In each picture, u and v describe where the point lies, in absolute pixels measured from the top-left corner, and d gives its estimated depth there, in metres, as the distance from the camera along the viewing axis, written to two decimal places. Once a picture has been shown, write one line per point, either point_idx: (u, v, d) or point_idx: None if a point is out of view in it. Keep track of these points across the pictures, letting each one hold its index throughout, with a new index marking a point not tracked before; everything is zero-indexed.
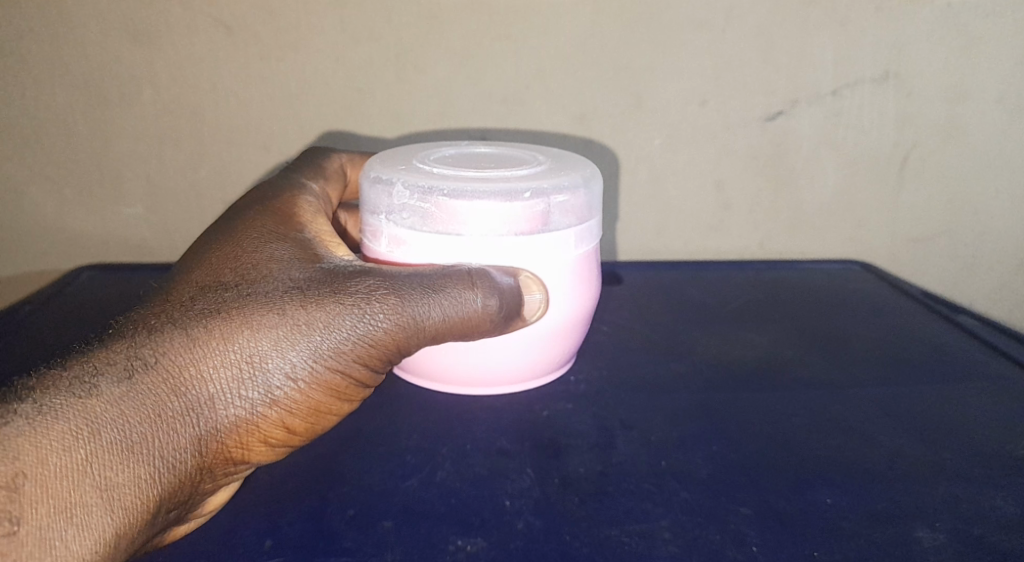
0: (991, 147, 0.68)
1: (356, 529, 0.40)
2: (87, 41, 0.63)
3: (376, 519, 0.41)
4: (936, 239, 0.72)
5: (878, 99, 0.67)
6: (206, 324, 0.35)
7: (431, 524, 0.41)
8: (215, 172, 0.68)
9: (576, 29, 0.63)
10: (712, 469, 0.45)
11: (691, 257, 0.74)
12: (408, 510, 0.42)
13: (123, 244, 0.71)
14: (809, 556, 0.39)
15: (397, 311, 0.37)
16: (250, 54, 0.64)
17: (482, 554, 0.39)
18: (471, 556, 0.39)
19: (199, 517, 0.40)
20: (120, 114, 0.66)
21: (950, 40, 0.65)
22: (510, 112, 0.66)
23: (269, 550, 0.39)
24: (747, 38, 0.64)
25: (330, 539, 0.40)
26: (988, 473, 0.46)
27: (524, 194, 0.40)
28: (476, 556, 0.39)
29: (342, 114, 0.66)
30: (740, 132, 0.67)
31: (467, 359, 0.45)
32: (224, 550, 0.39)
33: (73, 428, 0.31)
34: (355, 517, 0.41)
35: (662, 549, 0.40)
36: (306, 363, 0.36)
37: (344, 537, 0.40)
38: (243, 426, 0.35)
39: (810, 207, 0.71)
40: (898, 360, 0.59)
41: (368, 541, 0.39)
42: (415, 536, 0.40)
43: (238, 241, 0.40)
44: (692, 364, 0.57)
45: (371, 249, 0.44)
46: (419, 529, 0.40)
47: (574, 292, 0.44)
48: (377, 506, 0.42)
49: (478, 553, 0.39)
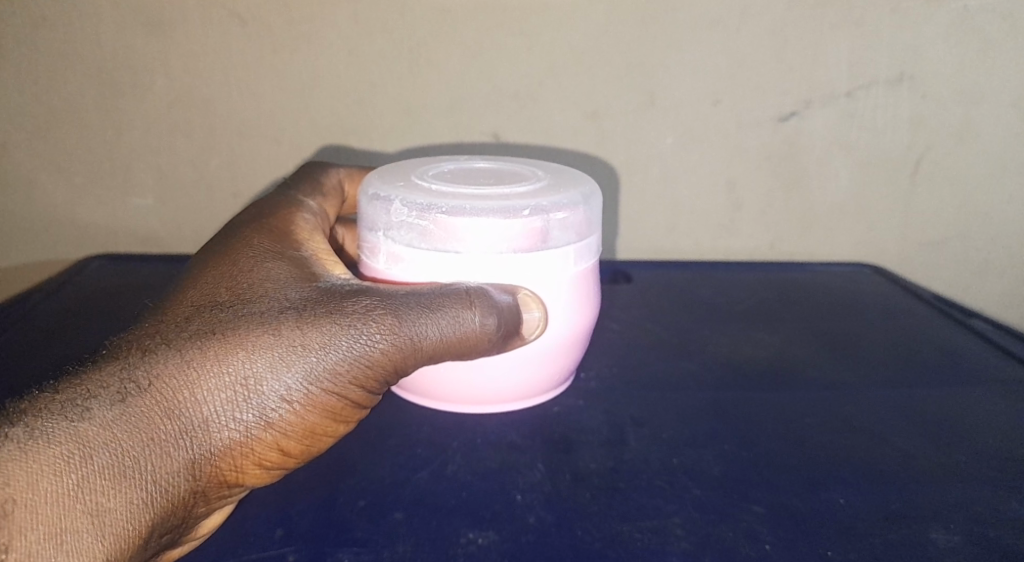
0: (1006, 149, 0.67)
1: (367, 521, 0.40)
2: (100, 30, 0.63)
3: (387, 511, 0.41)
4: (949, 240, 0.71)
5: (893, 100, 0.65)
6: (200, 345, 0.35)
7: (442, 517, 0.41)
8: (225, 164, 0.68)
9: (589, 26, 0.62)
10: (724, 468, 0.45)
11: (701, 257, 0.73)
12: (419, 502, 0.42)
13: (134, 234, 0.71)
14: (823, 555, 0.39)
15: (394, 331, 0.37)
16: (263, 45, 0.63)
17: (493, 547, 0.39)
18: (482, 548, 0.39)
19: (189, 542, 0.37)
20: (132, 105, 0.66)
21: (968, 41, 0.63)
22: (522, 109, 0.65)
23: (279, 539, 0.39)
24: (761, 38, 0.63)
25: (341, 529, 0.40)
26: (1002, 476, 0.45)
27: (522, 212, 0.40)
28: (488, 549, 0.39)
29: (351, 107, 0.65)
30: (753, 131, 0.66)
31: (460, 377, 0.45)
32: (234, 540, 0.39)
33: (64, 453, 0.31)
34: (366, 508, 0.41)
35: (674, 544, 0.39)
36: (301, 385, 0.36)
37: (355, 528, 0.40)
38: (237, 449, 0.36)
39: (822, 208, 0.70)
40: (907, 363, 0.58)
41: (379, 532, 0.40)
42: (427, 527, 0.40)
43: (234, 259, 0.40)
44: (702, 363, 0.57)
45: (368, 266, 0.44)
46: (430, 521, 0.40)
47: (572, 309, 0.43)
48: (388, 498, 0.42)
49: (490, 546, 0.39)
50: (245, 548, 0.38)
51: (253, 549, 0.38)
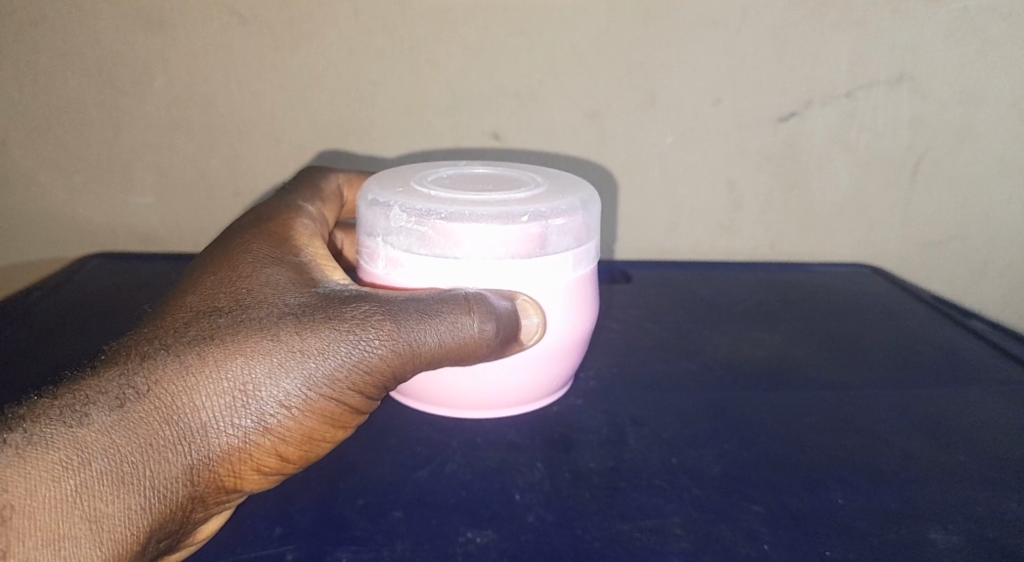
0: (1006, 149, 0.67)
1: (367, 519, 0.40)
2: (100, 29, 0.63)
3: (387, 509, 0.41)
4: (949, 241, 0.71)
5: (893, 101, 0.65)
6: (199, 351, 0.35)
7: (442, 515, 0.41)
8: (225, 162, 0.68)
9: (589, 26, 0.62)
10: (723, 468, 0.45)
11: (701, 257, 0.73)
12: (419, 501, 0.42)
13: (134, 232, 0.71)
14: (822, 555, 0.39)
15: (393, 337, 0.37)
16: (263, 44, 0.63)
17: (492, 546, 0.39)
18: (481, 547, 0.39)
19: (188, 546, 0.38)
20: (132, 103, 0.66)
21: (969, 42, 0.63)
22: (522, 108, 0.65)
23: (279, 538, 0.39)
24: (761, 38, 0.62)
25: (340, 527, 0.40)
26: (1001, 476, 0.45)
27: (521, 218, 0.40)
28: (487, 548, 0.39)
29: (351, 106, 0.65)
30: (753, 131, 0.66)
31: (460, 382, 0.45)
32: (234, 539, 0.39)
33: (62, 459, 0.31)
34: (366, 507, 0.41)
35: (674, 544, 0.39)
36: (300, 391, 0.36)
37: (355, 526, 0.40)
38: (235, 454, 0.36)
39: (822, 208, 0.70)
40: (907, 363, 0.58)
41: (379, 530, 0.40)
42: (426, 526, 0.40)
43: (233, 264, 0.40)
44: (702, 363, 0.57)
45: (367, 272, 0.44)
46: (430, 520, 0.41)
47: (571, 314, 0.43)
48: (388, 497, 0.42)
49: (489, 545, 0.39)
50: (244, 546, 0.39)
51: (253, 547, 0.39)
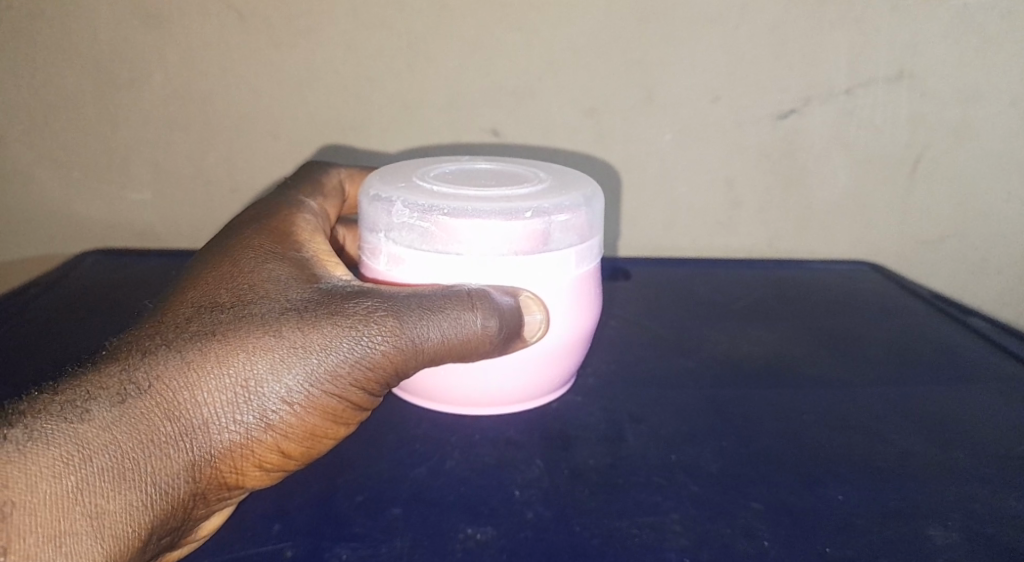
0: (1004, 147, 0.67)
1: (365, 516, 0.40)
2: (97, 25, 0.63)
3: (385, 506, 0.41)
4: (947, 238, 0.71)
5: (891, 99, 0.65)
6: (200, 346, 0.35)
7: (440, 512, 0.41)
8: (222, 159, 0.68)
9: (587, 23, 0.62)
10: (721, 464, 0.45)
11: (699, 255, 0.73)
12: (417, 497, 0.42)
13: (130, 228, 0.71)
14: (821, 552, 0.39)
15: (396, 333, 0.37)
16: (261, 40, 0.63)
17: (491, 543, 0.39)
18: (480, 544, 0.39)
19: (188, 543, 0.37)
20: (129, 99, 0.66)
21: (967, 40, 0.63)
22: (521, 105, 0.65)
23: (277, 535, 0.39)
24: (759, 36, 0.62)
25: (339, 524, 0.40)
26: (999, 473, 0.45)
27: (524, 214, 0.40)
28: (486, 545, 0.39)
29: (349, 103, 0.65)
30: (752, 129, 0.66)
31: (462, 383, 0.45)
32: (233, 534, 0.39)
33: (64, 454, 0.31)
34: (364, 503, 0.41)
35: (672, 541, 0.39)
36: (302, 387, 0.36)
37: (354, 523, 0.40)
38: (237, 451, 0.35)
39: (821, 205, 0.70)
40: (905, 360, 0.58)
41: (377, 527, 0.40)
42: (425, 523, 0.40)
43: (235, 260, 0.40)
44: (701, 360, 0.57)
45: (370, 268, 0.44)
46: (428, 516, 0.40)
47: (573, 311, 0.43)
48: (386, 493, 0.42)
49: (488, 542, 0.39)
50: (243, 542, 0.38)
51: (251, 543, 0.38)
